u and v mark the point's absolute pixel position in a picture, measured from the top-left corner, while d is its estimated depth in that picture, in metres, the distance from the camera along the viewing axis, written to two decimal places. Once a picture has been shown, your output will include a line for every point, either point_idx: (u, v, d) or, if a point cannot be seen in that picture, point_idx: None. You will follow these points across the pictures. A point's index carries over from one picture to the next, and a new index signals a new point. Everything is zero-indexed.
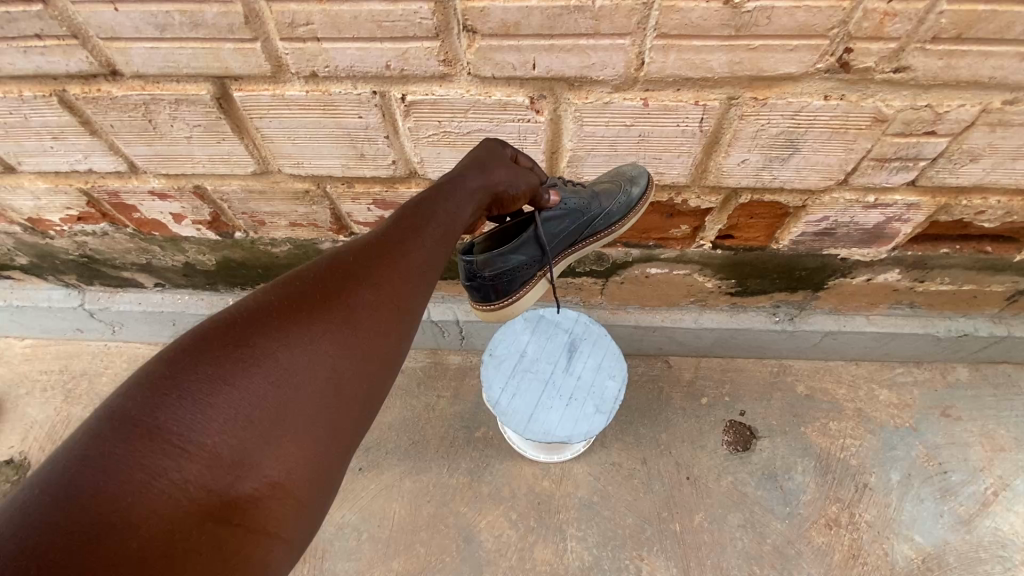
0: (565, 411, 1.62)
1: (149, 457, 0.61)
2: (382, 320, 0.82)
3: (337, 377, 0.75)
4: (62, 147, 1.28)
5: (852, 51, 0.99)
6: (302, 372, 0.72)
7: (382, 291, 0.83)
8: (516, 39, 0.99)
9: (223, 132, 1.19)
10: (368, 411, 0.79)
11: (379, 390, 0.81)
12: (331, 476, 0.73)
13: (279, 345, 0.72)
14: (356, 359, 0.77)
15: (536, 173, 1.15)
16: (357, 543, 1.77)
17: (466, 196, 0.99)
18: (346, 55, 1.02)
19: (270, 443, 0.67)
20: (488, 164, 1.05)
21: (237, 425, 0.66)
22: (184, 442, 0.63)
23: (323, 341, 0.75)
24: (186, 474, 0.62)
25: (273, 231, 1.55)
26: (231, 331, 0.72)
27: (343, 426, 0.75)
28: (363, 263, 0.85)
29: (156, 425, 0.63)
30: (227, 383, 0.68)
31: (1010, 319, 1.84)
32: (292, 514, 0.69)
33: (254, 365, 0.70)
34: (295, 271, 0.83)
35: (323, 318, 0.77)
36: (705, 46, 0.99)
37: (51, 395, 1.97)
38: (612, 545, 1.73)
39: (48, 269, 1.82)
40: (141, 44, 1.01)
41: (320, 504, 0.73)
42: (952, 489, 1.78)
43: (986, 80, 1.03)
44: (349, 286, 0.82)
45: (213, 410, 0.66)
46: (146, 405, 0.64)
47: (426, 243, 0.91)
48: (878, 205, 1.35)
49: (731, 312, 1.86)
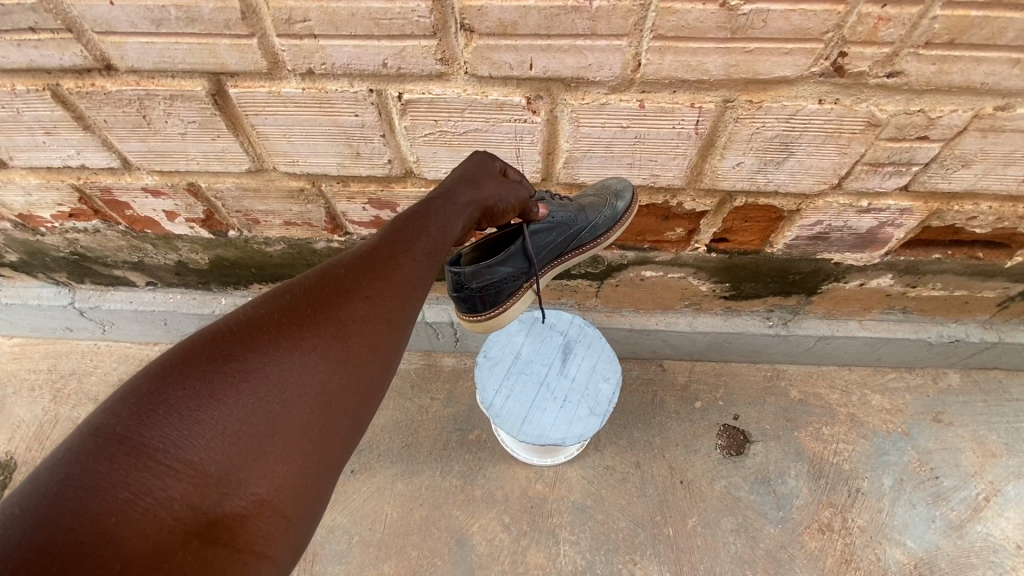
0: (559, 413, 1.61)
1: (134, 474, 0.59)
2: (370, 335, 0.82)
3: (326, 392, 0.74)
4: (54, 142, 1.27)
5: (847, 55, 1.00)
6: (290, 387, 0.72)
7: (371, 306, 0.83)
8: (514, 39, 0.99)
9: (219, 129, 1.19)
10: (355, 427, 0.78)
11: (367, 406, 0.80)
12: (317, 494, 0.72)
13: (269, 360, 0.72)
14: (345, 373, 0.77)
15: (527, 189, 1.15)
16: (348, 545, 1.76)
17: (457, 210, 0.99)
18: (343, 52, 1.01)
19: (258, 460, 0.66)
20: (478, 179, 1.06)
21: (224, 441, 0.65)
22: (170, 458, 0.61)
23: (313, 356, 0.75)
24: (172, 491, 0.60)
25: (267, 230, 1.54)
26: (218, 347, 0.71)
27: (331, 442, 0.74)
28: (353, 278, 0.85)
29: (141, 442, 0.61)
30: (215, 398, 0.66)
31: (1000, 326, 1.86)
32: (279, 533, 0.67)
33: (243, 380, 0.69)
34: (283, 287, 0.83)
35: (312, 333, 0.77)
36: (701, 48, 0.99)
37: (38, 395, 1.95)
38: (605, 550, 1.73)
39: (39, 267, 1.81)
40: (136, 39, 1.01)
41: (305, 523, 0.72)
42: (944, 495, 1.78)
43: (978, 85, 1.04)
44: (340, 301, 0.81)
45: (200, 426, 0.64)
46: (131, 421, 0.62)
47: (416, 259, 0.91)
48: (871, 210, 1.36)
49: (725, 315, 1.87)
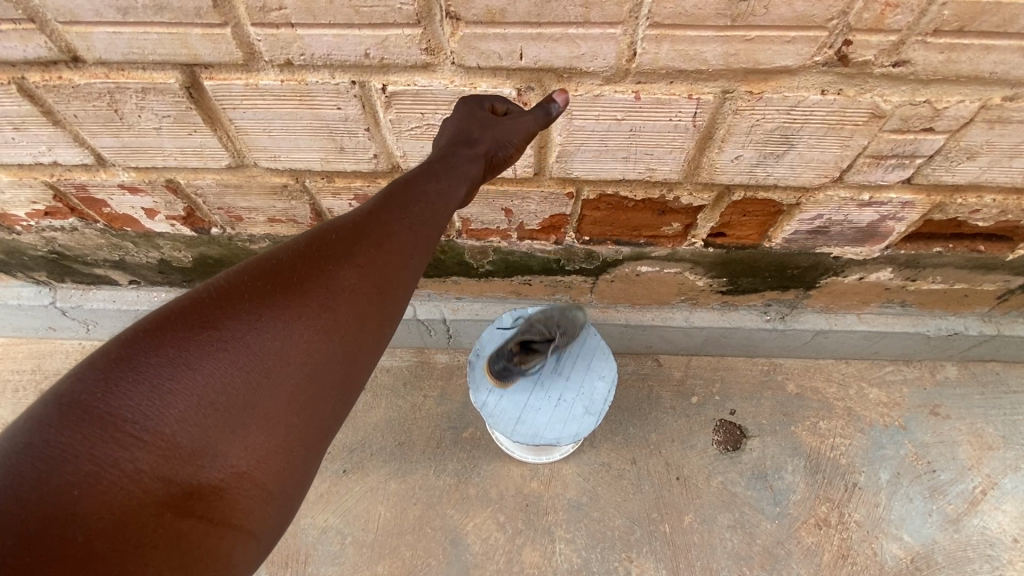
0: (554, 412, 1.59)
1: (99, 446, 0.57)
2: (362, 303, 0.76)
3: (312, 364, 0.70)
4: (24, 138, 1.21)
5: (852, 43, 0.95)
6: (273, 357, 0.68)
7: (363, 273, 0.77)
8: (502, 27, 0.94)
9: (195, 123, 1.14)
10: (344, 401, 0.74)
11: (357, 378, 0.76)
12: (302, 468, 0.69)
13: (250, 329, 0.67)
14: (333, 345, 0.73)
15: (536, 117, 0.98)
16: (341, 546, 1.74)
17: (457, 173, 0.91)
18: (323, 42, 0.96)
19: (237, 433, 0.63)
20: (474, 134, 0.96)
21: (200, 413, 0.62)
22: (140, 429, 0.59)
23: (297, 325, 0.70)
24: (140, 463, 0.58)
25: (251, 227, 1.50)
26: (196, 312, 0.67)
27: (318, 414, 0.70)
28: (345, 241, 0.78)
29: (108, 410, 0.58)
30: (189, 367, 0.63)
31: (999, 318, 1.83)
32: (259, 507, 0.65)
33: (221, 349, 0.65)
34: (272, 248, 0.77)
35: (298, 300, 0.71)
36: (699, 37, 0.95)
37: (23, 396, 1.91)
38: (602, 547, 1.71)
39: (16, 266, 1.75)
40: (102, 28, 0.95)
41: (292, 495, 0.70)
42: (941, 488, 1.77)
43: (987, 75, 1.00)
44: (330, 265, 0.76)
45: (172, 396, 0.61)
46: (97, 389, 0.59)
47: (412, 224, 0.84)
48: (872, 203, 1.32)
49: (722, 310, 1.83)
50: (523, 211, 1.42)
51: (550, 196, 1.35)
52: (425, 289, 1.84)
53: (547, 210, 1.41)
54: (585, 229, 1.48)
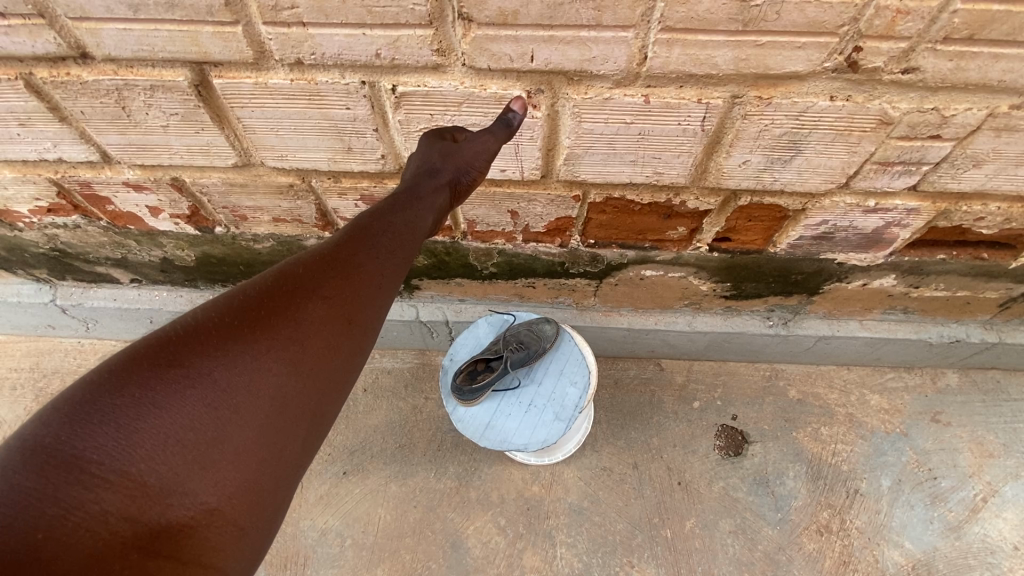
0: (524, 418, 1.66)
1: (65, 489, 0.59)
2: (330, 335, 0.79)
3: (281, 397, 0.72)
4: (30, 135, 1.21)
5: (862, 50, 0.95)
6: (241, 393, 0.70)
7: (331, 306, 0.80)
8: (514, 29, 0.94)
9: (203, 121, 1.14)
10: (315, 432, 0.76)
11: (329, 409, 0.78)
12: (273, 501, 0.71)
13: (218, 366, 0.70)
14: (303, 377, 0.75)
15: (496, 133, 1.02)
16: (341, 548, 1.74)
17: (424, 203, 0.96)
18: (334, 41, 0.96)
19: (206, 468, 0.65)
20: (436, 164, 1.01)
21: (167, 451, 0.64)
22: (105, 471, 0.61)
23: (266, 360, 0.73)
24: (107, 505, 0.59)
25: (256, 227, 1.49)
26: (163, 351, 0.69)
27: (287, 447, 0.72)
28: (313, 276, 0.81)
29: (73, 453, 0.60)
30: (157, 406, 0.65)
31: (1001, 325, 1.82)
32: (230, 543, 0.67)
33: (189, 387, 0.67)
34: (240, 286, 0.79)
35: (266, 336, 0.74)
36: (711, 41, 0.94)
37: (20, 394, 1.91)
38: (603, 552, 1.71)
39: (17, 263, 1.74)
40: (113, 25, 0.95)
41: (263, 529, 0.71)
42: (942, 496, 1.77)
43: (995, 83, 1.00)
44: (298, 300, 0.78)
45: (140, 436, 0.63)
46: (62, 433, 0.61)
47: (378, 255, 0.87)
48: (878, 210, 1.33)
49: (725, 315, 1.83)
50: (529, 214, 1.42)
51: (557, 199, 1.35)
52: (428, 291, 1.84)
53: (553, 213, 1.40)
54: (590, 232, 1.48)
